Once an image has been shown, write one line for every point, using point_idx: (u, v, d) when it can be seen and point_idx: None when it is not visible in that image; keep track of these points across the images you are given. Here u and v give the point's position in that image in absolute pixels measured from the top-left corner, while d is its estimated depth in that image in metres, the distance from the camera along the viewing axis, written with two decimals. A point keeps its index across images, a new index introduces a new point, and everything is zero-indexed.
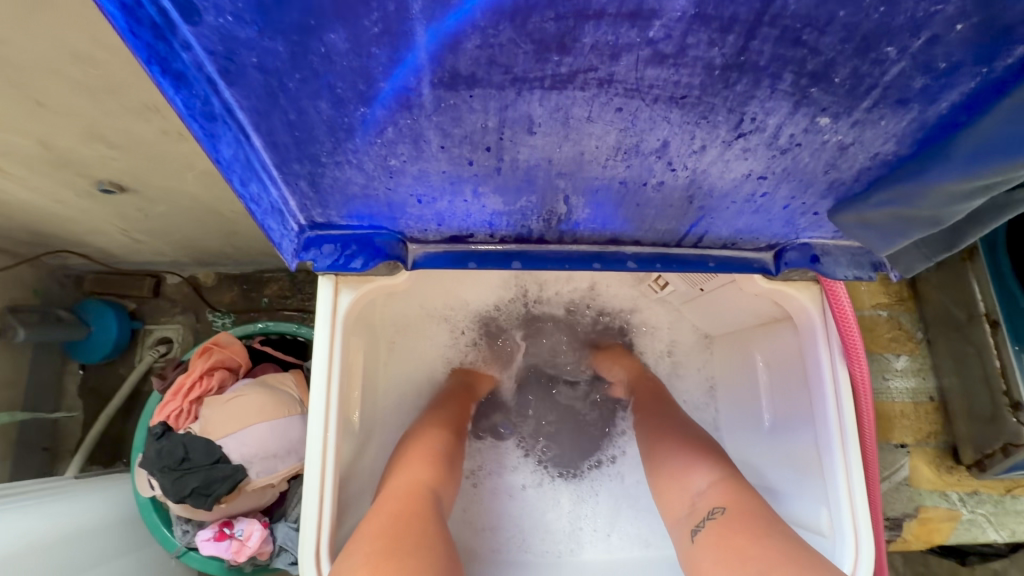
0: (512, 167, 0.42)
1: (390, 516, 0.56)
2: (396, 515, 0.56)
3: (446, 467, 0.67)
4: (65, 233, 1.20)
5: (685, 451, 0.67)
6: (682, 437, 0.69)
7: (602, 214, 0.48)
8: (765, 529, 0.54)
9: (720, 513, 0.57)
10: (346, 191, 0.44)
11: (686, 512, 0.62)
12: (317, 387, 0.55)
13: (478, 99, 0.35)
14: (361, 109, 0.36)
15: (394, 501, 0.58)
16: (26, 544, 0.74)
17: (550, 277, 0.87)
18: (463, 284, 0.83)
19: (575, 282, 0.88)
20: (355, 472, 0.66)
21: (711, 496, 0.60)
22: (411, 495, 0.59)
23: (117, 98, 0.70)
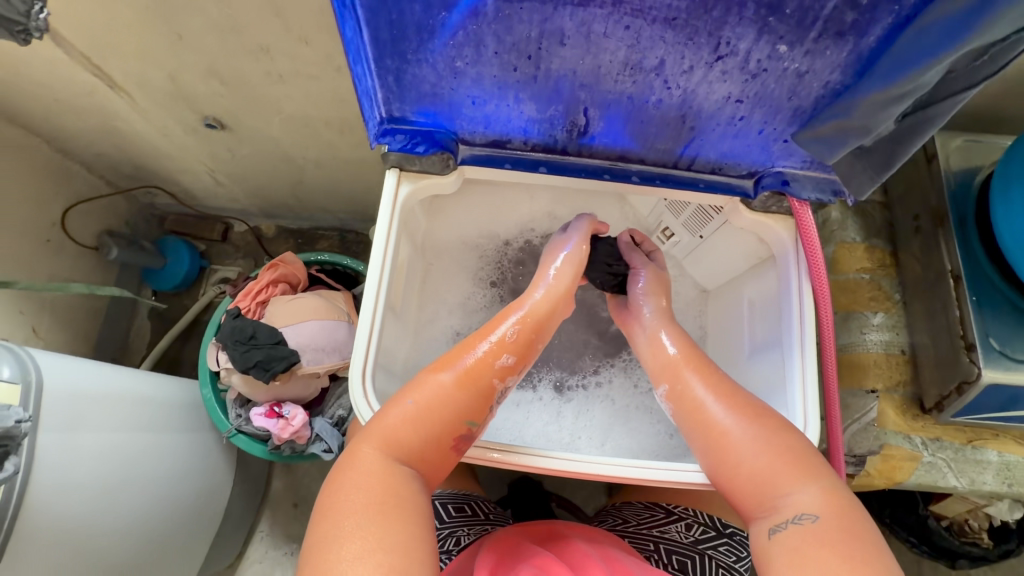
0: (546, 76, 0.56)
1: (360, 488, 0.55)
2: (363, 487, 0.55)
3: (440, 424, 0.61)
4: (161, 170, 1.41)
5: (756, 440, 0.61)
6: (750, 422, 0.63)
7: (613, 129, 0.62)
8: (857, 543, 0.51)
9: (807, 519, 0.54)
10: (420, 88, 0.59)
11: (761, 509, 0.58)
12: (374, 260, 0.67)
13: (526, 12, 0.50)
14: (443, 13, 0.50)
15: (366, 471, 0.56)
16: (122, 395, 0.92)
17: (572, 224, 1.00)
18: (492, 217, 0.95)
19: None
20: (388, 349, 0.77)
21: (794, 499, 0.56)
22: (373, 469, 0.56)
23: (239, 38, 0.87)
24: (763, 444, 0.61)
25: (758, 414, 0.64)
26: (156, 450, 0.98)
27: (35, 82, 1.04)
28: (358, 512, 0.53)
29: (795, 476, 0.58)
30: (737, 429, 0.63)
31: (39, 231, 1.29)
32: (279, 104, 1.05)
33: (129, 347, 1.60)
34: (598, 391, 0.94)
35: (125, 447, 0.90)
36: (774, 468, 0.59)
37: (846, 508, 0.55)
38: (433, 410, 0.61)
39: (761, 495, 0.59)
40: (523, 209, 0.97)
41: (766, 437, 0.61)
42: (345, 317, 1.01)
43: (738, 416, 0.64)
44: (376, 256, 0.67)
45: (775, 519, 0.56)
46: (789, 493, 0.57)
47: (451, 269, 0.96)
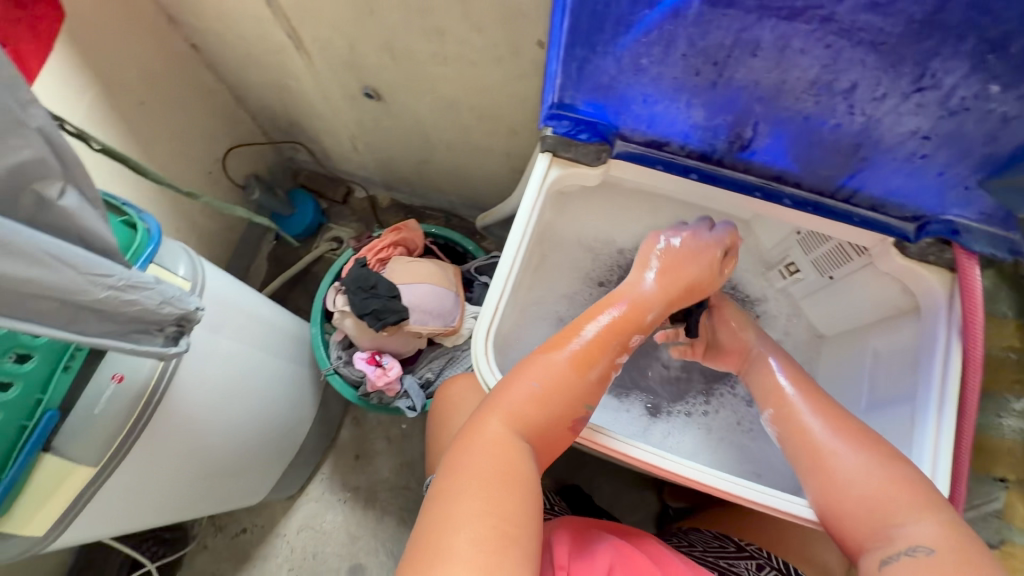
0: (726, 84, 0.58)
1: (482, 463, 0.57)
2: (487, 461, 0.57)
3: (559, 409, 0.64)
4: (311, 129, 1.56)
5: (868, 469, 0.62)
6: (859, 455, 0.63)
7: (777, 147, 0.62)
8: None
9: (920, 551, 0.55)
10: (598, 79, 0.62)
11: (871, 540, 0.59)
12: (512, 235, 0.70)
13: (727, 19, 0.52)
14: (645, 10, 0.54)
15: (484, 446, 0.59)
16: (253, 314, 1.02)
17: (690, 240, 1.00)
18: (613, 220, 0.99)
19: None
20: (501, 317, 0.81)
21: (909, 531, 0.57)
22: (502, 445, 0.59)
23: (421, 18, 0.96)
24: (875, 473, 0.61)
25: (870, 446, 0.63)
26: (267, 371, 1.08)
27: (239, 34, 1.20)
28: (487, 478, 0.56)
29: (910, 511, 0.58)
30: (846, 460, 0.63)
31: (205, 163, 1.47)
32: (434, 84, 1.14)
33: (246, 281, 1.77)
34: (699, 419, 0.92)
35: (247, 361, 1.01)
36: (889, 501, 0.59)
37: (967, 539, 0.55)
38: (551, 393, 0.64)
39: (872, 524, 0.59)
40: (645, 216, 0.98)
41: (877, 466, 0.62)
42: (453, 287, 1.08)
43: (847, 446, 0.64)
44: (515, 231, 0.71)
45: (887, 552, 0.57)
46: (899, 524, 0.57)
47: (568, 260, 0.99)
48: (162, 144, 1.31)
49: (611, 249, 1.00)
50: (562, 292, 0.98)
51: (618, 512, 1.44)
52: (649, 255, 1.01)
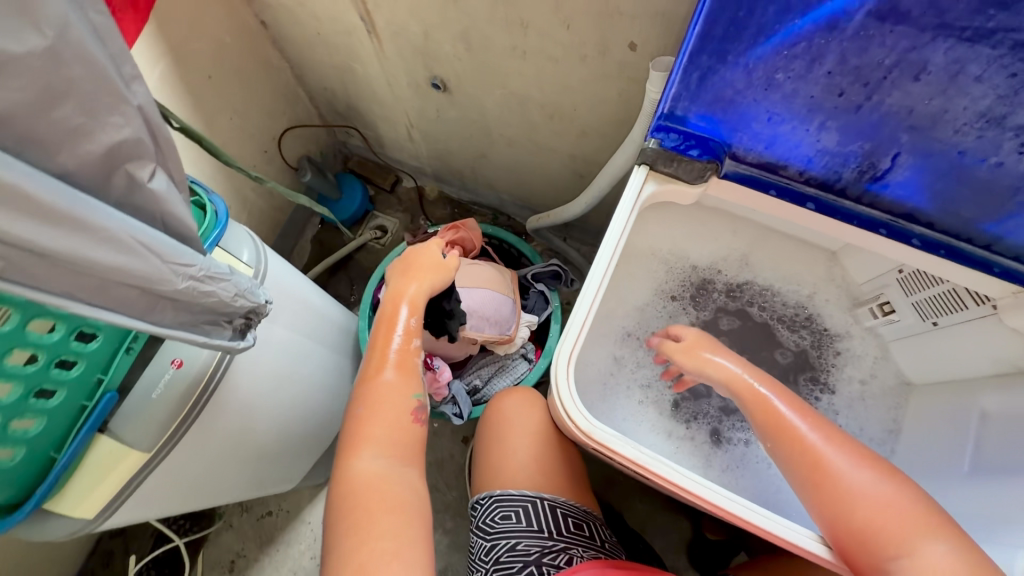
0: (873, 108, 0.51)
1: (394, 420, 0.68)
2: (396, 435, 0.68)
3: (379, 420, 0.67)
4: (368, 115, 1.53)
5: (863, 489, 0.55)
6: (845, 471, 0.57)
7: (916, 182, 0.55)
8: None
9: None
10: (720, 91, 0.57)
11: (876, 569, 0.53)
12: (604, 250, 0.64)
13: (894, 36, 0.46)
14: (795, 19, 0.48)
15: (388, 394, 0.70)
16: (305, 303, 1.00)
17: (771, 265, 0.93)
18: (693, 238, 0.92)
19: (791, 284, 0.92)
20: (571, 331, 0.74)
21: (915, 560, 0.51)
22: (383, 500, 0.61)
23: (507, 9, 0.91)
24: (882, 492, 0.55)
25: (855, 461, 0.57)
26: (314, 361, 1.06)
27: (311, 14, 1.17)
28: (394, 441, 0.67)
29: (907, 540, 0.52)
30: (834, 477, 0.57)
31: (262, 142, 1.45)
32: (508, 78, 1.09)
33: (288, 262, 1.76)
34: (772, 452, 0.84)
35: (297, 349, 0.99)
36: (885, 522, 0.53)
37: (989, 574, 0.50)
38: (371, 417, 0.68)
39: (872, 550, 0.53)
40: (724, 237, 0.92)
41: (883, 488, 0.55)
42: (509, 293, 1.05)
43: (833, 460, 0.58)
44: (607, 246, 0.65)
45: None
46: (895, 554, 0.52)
47: (639, 276, 0.92)
48: (224, 120, 1.30)
49: (682, 267, 0.93)
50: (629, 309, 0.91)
51: (649, 536, 1.38)
52: (722, 279, 0.94)
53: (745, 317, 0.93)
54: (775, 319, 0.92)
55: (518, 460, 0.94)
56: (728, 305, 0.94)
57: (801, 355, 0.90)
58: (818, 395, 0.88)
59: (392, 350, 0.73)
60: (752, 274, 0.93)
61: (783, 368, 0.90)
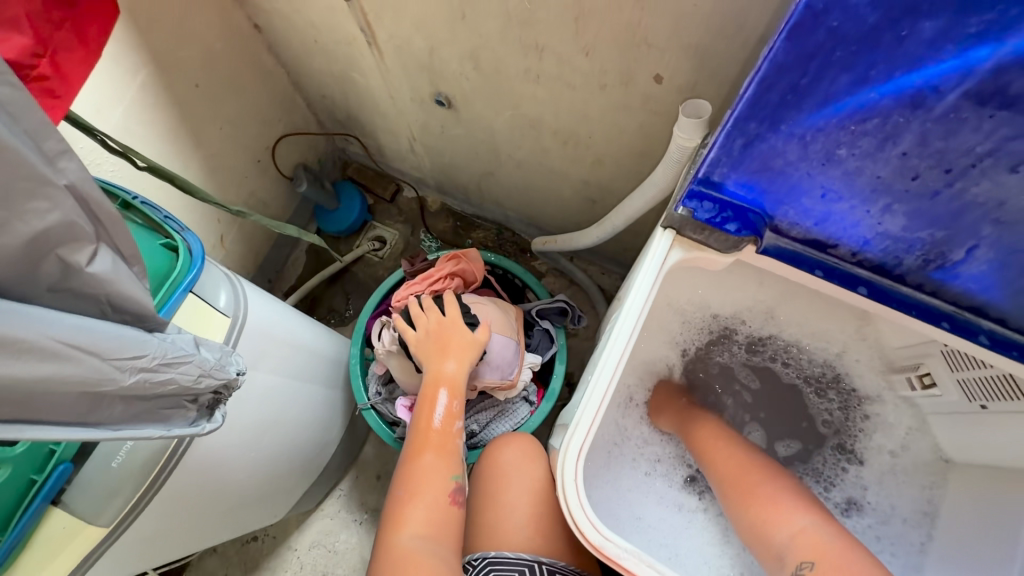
0: (953, 196, 0.43)
1: (434, 505, 0.76)
2: (435, 515, 0.74)
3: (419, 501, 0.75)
4: (368, 125, 1.45)
5: (776, 503, 0.63)
6: (763, 488, 0.65)
7: (994, 277, 0.48)
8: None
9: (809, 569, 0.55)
10: (767, 162, 0.49)
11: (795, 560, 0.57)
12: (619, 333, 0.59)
13: (994, 121, 0.38)
14: (871, 93, 0.40)
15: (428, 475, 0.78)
16: (292, 343, 0.92)
17: (797, 320, 0.86)
18: (713, 291, 0.86)
19: (819, 343, 0.87)
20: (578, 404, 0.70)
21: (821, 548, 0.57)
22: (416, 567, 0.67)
23: (521, 31, 0.83)
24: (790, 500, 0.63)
25: (778, 482, 0.66)
26: (302, 399, 0.99)
27: (309, 21, 1.08)
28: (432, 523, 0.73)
29: (815, 549, 0.57)
30: (756, 493, 0.65)
31: (255, 151, 1.36)
32: (519, 101, 1.01)
33: (283, 273, 1.69)
34: None
35: (282, 390, 0.91)
36: (795, 530, 0.59)
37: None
38: (411, 499, 0.76)
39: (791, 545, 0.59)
40: (749, 289, 0.85)
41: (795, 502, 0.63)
42: (512, 335, 0.98)
43: (757, 478, 0.67)
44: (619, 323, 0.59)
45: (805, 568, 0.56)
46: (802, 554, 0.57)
47: (653, 338, 0.89)
48: (214, 130, 1.22)
49: (704, 319, 0.89)
50: (637, 373, 0.90)
51: None
52: (742, 339, 0.90)
53: (769, 377, 0.90)
54: (805, 381, 0.88)
55: (514, 520, 0.86)
56: (750, 364, 0.90)
57: (830, 419, 0.87)
58: (844, 463, 0.85)
59: (436, 434, 0.81)
60: (778, 329, 0.88)
61: (806, 432, 0.88)
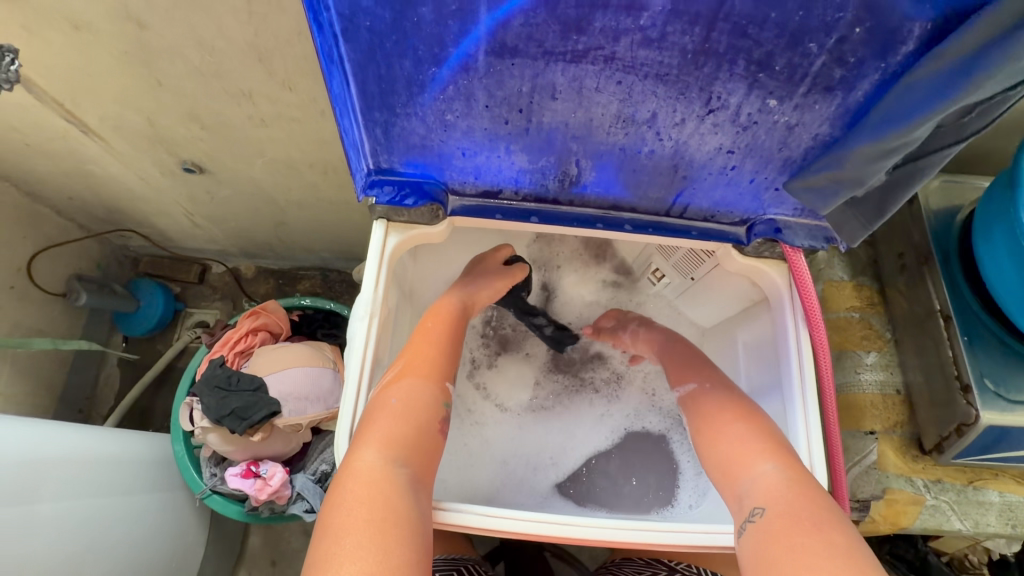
0: (537, 128, 0.55)
1: (359, 486, 0.53)
2: (398, 429, 0.59)
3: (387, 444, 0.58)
4: (136, 213, 1.34)
5: (738, 437, 0.62)
6: (743, 443, 0.61)
7: (605, 179, 0.61)
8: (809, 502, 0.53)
9: (762, 516, 0.54)
10: (409, 140, 0.57)
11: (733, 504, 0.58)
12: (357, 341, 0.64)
13: (517, 67, 0.49)
14: (432, 68, 0.50)
15: (361, 476, 0.54)
16: (79, 455, 0.83)
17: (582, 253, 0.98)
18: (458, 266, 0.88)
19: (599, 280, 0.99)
20: None
21: (751, 477, 0.58)
22: (375, 472, 0.55)
23: (221, 82, 0.84)
24: (729, 433, 0.63)
25: (759, 428, 0.62)
26: (123, 513, 0.89)
27: (8, 126, 0.99)
28: (365, 495, 0.53)
29: (772, 499, 0.54)
30: (732, 444, 0.62)
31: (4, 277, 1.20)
32: (261, 146, 1.01)
33: (96, 396, 1.50)
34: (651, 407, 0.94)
35: (81, 513, 0.81)
36: (738, 453, 0.60)
37: (811, 490, 0.54)
38: (410, 409, 0.62)
39: (728, 480, 0.60)
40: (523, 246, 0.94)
41: (735, 435, 0.62)
42: (331, 364, 0.97)
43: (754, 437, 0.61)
44: (352, 332, 0.65)
45: (742, 517, 0.56)
46: (758, 505, 0.55)
47: None
48: None
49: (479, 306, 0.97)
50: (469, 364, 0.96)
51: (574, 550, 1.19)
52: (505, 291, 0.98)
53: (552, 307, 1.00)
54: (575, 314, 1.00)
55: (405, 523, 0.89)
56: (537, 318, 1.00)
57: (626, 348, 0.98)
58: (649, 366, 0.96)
59: (390, 418, 0.60)
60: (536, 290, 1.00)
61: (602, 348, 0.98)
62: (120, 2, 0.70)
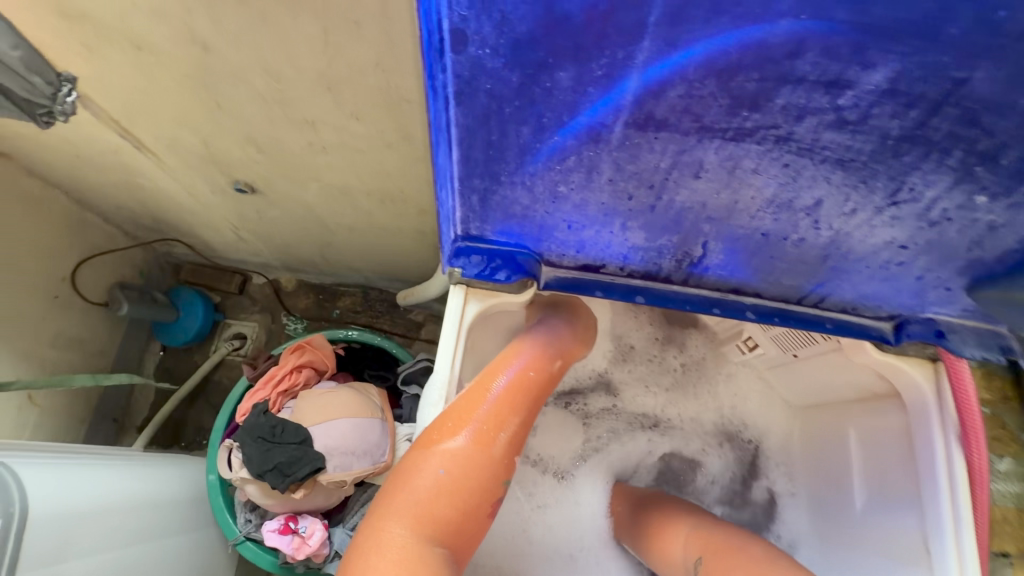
0: (666, 207, 0.46)
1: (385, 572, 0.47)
2: (437, 503, 0.51)
3: (422, 517, 0.50)
4: (182, 225, 1.29)
5: (681, 511, 0.73)
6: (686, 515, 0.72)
7: (733, 263, 0.51)
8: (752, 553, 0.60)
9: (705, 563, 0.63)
10: (508, 209, 0.49)
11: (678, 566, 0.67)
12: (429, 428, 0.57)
13: (660, 142, 0.40)
14: (554, 136, 0.41)
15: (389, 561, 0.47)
16: (110, 504, 0.77)
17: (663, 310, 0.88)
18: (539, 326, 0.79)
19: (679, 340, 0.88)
20: None
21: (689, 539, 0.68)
22: (404, 555, 0.48)
23: (286, 109, 0.76)
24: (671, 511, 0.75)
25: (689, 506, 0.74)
26: (155, 560, 0.84)
27: (61, 139, 0.94)
28: None
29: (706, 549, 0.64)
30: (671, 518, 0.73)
31: (49, 287, 1.15)
32: (319, 172, 0.94)
33: (131, 406, 1.45)
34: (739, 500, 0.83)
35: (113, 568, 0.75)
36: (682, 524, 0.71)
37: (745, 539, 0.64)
38: (455, 478, 0.52)
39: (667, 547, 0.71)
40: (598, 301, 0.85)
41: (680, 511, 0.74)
42: (379, 413, 0.89)
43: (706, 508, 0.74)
44: (423, 413, 0.58)
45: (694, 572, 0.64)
46: (696, 553, 0.65)
47: None
48: None
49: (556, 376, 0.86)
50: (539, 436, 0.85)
51: None
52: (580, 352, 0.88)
53: (622, 373, 0.89)
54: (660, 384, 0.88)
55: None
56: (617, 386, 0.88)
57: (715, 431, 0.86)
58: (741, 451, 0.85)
59: (427, 485, 0.52)
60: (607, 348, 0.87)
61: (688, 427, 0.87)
62: (186, 24, 0.62)
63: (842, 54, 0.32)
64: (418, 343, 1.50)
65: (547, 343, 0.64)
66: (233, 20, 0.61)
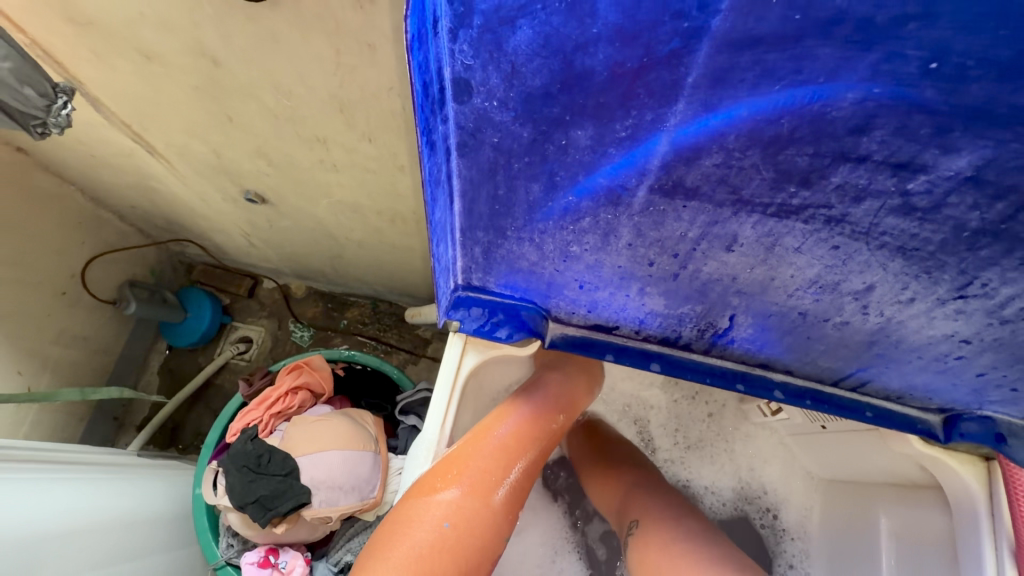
0: (690, 277, 0.41)
1: None
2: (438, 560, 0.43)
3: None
4: (195, 228, 1.28)
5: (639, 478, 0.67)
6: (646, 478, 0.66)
7: (763, 338, 0.46)
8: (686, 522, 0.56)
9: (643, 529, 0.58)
10: (514, 264, 0.44)
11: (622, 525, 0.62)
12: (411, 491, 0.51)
13: (689, 211, 0.35)
14: (567, 195, 0.36)
15: None
16: (89, 523, 0.73)
17: None
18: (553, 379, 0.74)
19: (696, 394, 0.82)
20: None
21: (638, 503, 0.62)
22: None
23: (296, 126, 0.73)
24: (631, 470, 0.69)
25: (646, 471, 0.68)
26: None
27: (76, 140, 0.93)
28: None
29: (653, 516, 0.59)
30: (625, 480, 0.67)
31: (57, 283, 1.13)
32: (329, 189, 0.90)
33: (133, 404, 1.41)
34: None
35: None
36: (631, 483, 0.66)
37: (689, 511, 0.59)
38: (457, 531, 0.45)
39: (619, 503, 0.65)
40: None
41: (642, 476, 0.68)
42: (372, 446, 0.84)
43: (624, 468, 0.69)
44: (409, 474, 0.53)
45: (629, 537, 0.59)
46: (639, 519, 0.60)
47: None
48: None
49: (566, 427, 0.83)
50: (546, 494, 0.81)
51: None
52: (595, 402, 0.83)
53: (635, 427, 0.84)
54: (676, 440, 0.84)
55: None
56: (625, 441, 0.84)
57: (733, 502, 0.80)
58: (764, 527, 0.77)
59: (425, 539, 0.44)
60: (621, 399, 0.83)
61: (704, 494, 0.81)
62: (195, 36, 0.59)
63: (921, 135, 0.27)
64: (424, 361, 1.45)
65: (554, 389, 0.58)
66: (242, 35, 0.57)
